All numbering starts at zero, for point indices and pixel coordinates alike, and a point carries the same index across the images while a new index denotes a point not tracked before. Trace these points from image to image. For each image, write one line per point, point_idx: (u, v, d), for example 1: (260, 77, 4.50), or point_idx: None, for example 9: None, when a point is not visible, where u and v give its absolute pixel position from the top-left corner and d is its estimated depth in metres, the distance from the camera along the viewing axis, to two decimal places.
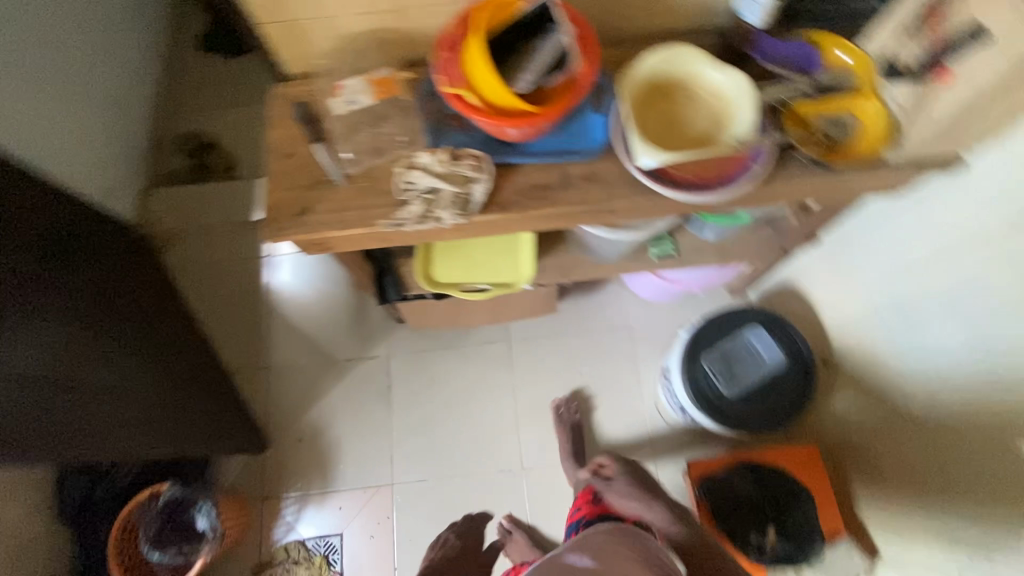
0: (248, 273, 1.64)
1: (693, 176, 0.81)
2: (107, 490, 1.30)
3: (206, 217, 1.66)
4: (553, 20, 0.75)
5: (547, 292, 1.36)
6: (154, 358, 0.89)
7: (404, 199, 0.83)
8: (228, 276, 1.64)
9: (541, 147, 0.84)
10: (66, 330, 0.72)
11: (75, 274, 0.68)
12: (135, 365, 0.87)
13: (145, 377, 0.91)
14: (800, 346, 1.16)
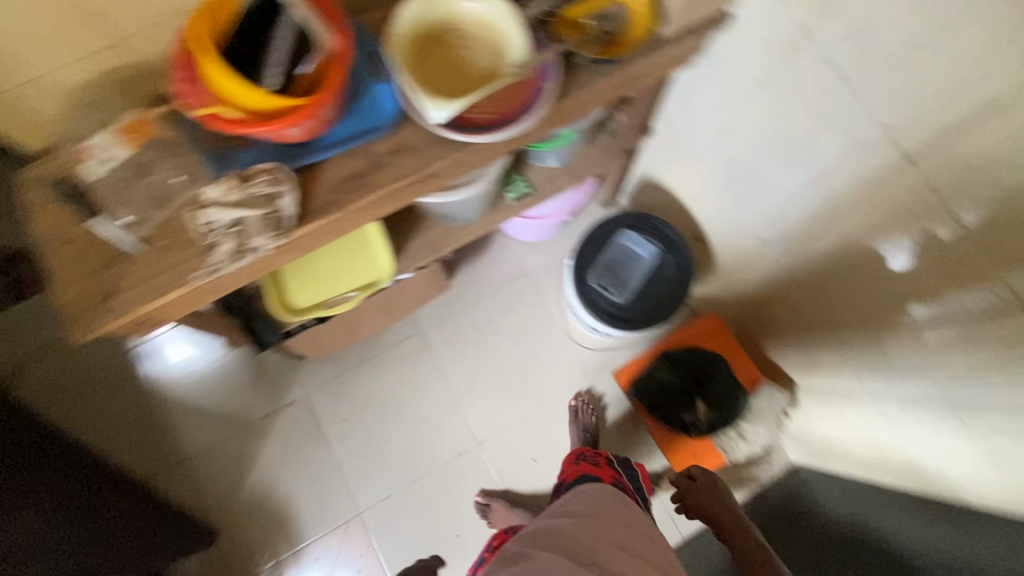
0: (121, 372, 1.49)
1: (491, 115, 0.80)
2: None
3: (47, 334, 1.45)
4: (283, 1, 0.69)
5: (430, 272, 1.33)
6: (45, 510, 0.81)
7: (211, 242, 0.76)
8: (100, 384, 1.48)
9: (336, 135, 0.79)
10: None
11: None
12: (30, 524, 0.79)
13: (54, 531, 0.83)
14: (669, 232, 1.21)
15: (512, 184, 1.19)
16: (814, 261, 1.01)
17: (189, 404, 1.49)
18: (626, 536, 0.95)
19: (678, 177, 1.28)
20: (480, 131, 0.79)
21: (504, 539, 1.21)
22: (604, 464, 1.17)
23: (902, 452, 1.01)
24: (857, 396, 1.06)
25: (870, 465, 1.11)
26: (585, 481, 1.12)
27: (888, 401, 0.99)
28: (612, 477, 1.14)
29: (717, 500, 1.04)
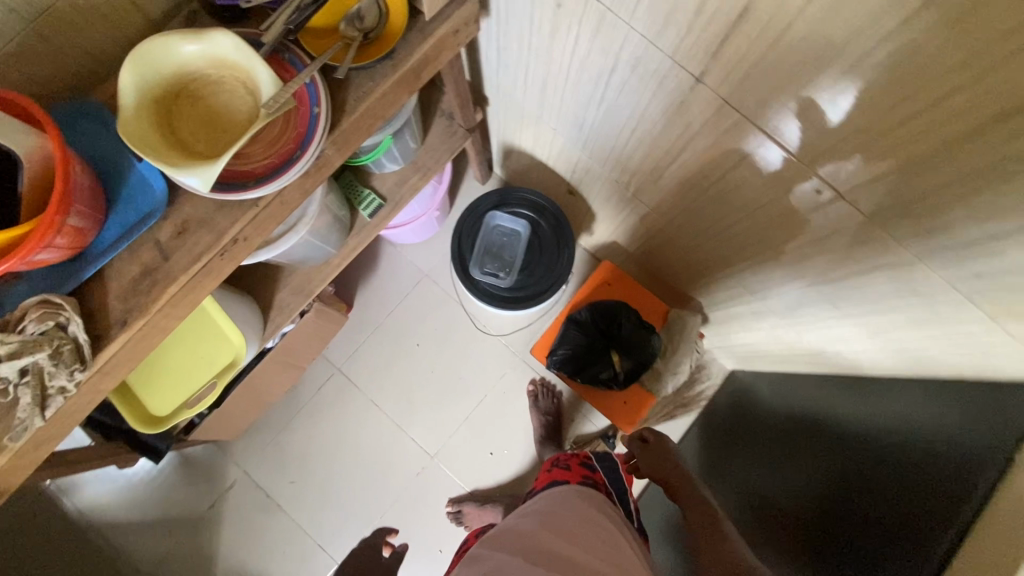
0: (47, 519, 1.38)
1: (265, 164, 0.73)
2: None
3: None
4: None
5: (319, 313, 1.25)
6: None
7: (8, 399, 0.67)
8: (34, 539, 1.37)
9: (109, 236, 0.71)
10: None
11: None
12: None
13: None
14: (536, 199, 1.17)
15: (361, 199, 1.11)
16: (670, 192, 1.00)
17: (125, 524, 1.40)
18: (579, 525, 0.92)
19: (529, 137, 1.22)
20: (258, 183, 0.72)
21: (474, 541, 1.19)
22: (574, 465, 1.10)
23: (806, 344, 1.03)
24: (755, 303, 1.08)
25: (801, 358, 1.09)
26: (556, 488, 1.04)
27: (775, 302, 1.01)
28: (583, 476, 1.07)
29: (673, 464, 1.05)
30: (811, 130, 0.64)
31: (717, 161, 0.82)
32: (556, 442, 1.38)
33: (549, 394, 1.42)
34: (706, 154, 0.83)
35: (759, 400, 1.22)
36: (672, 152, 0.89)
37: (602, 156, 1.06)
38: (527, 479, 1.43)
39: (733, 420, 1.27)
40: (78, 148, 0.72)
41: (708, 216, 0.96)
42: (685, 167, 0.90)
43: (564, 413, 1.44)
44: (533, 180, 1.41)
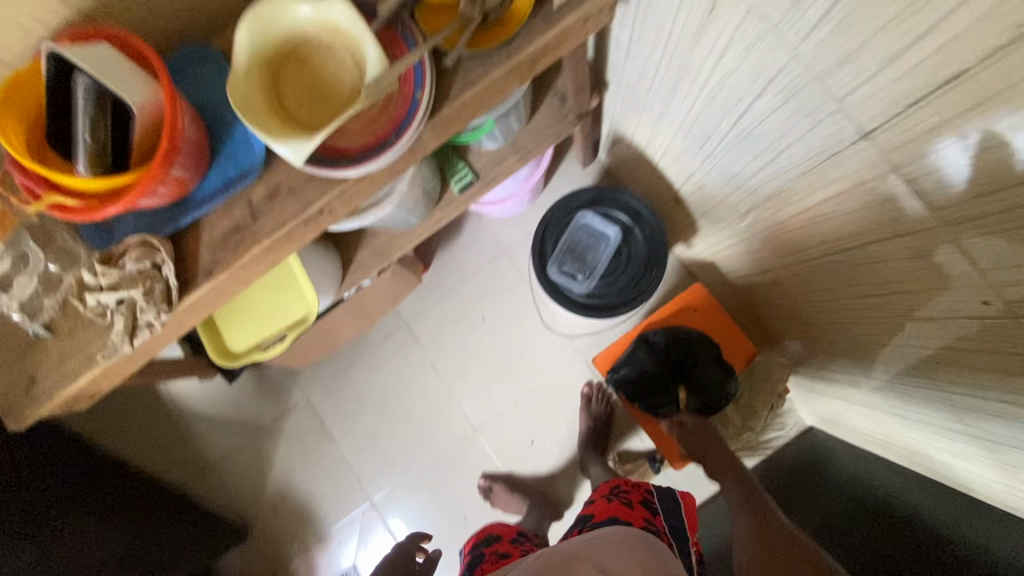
0: (154, 402, 1.60)
1: (359, 143, 0.71)
2: None
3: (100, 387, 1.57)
4: (73, 64, 0.60)
5: (395, 272, 1.26)
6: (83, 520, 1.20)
7: (108, 320, 0.73)
8: (141, 416, 1.59)
9: (208, 186, 0.73)
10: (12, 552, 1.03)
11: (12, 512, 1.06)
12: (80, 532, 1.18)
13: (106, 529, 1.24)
14: (635, 206, 1.10)
15: (455, 171, 1.07)
16: (789, 236, 0.86)
17: (208, 418, 1.58)
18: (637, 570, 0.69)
19: (645, 134, 1.11)
20: (349, 163, 0.70)
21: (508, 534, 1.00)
22: (637, 505, 0.91)
23: (907, 439, 0.89)
24: (856, 375, 0.94)
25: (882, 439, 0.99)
26: (612, 525, 0.84)
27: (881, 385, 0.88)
28: (645, 522, 0.87)
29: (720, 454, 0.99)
30: (990, 232, 0.50)
31: (859, 224, 0.68)
32: (602, 452, 1.33)
33: (605, 400, 1.35)
34: (847, 213, 0.69)
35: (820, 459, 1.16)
36: (803, 197, 0.76)
37: (719, 176, 0.94)
38: (562, 477, 1.41)
39: (790, 474, 1.19)
40: (193, 95, 0.73)
41: (831, 275, 0.82)
42: (814, 219, 0.77)
43: (614, 422, 1.39)
44: (639, 177, 1.30)
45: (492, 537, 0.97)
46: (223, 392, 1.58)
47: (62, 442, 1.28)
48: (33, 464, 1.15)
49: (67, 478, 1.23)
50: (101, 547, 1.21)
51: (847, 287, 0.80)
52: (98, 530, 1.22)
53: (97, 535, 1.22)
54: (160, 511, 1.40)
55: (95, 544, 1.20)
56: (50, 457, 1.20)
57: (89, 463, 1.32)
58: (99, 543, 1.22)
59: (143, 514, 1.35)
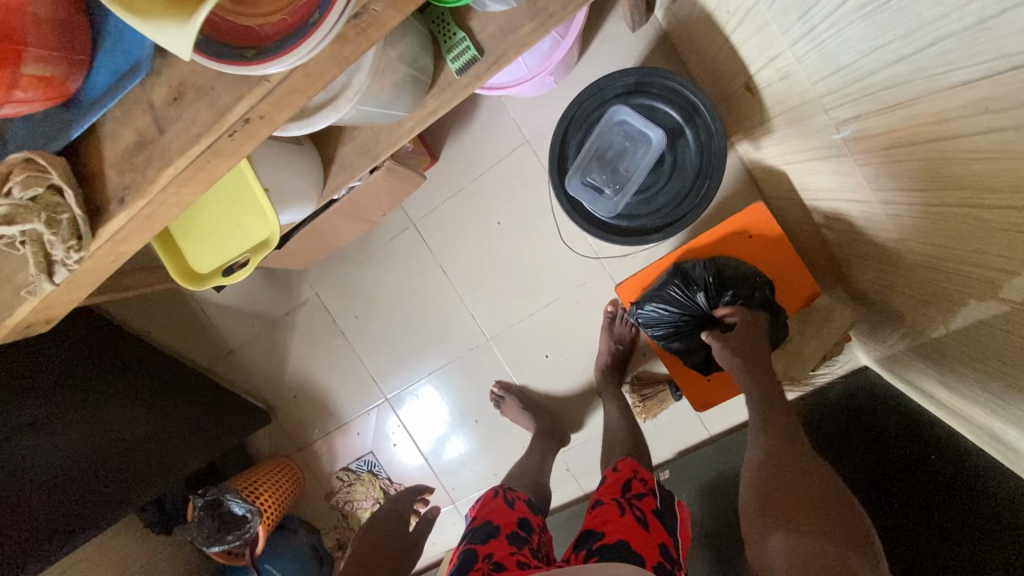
0: (177, 296, 1.61)
1: (277, 25, 0.49)
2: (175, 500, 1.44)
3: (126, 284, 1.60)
4: None
5: (391, 168, 1.07)
6: (98, 401, 1.23)
7: (20, 251, 0.62)
8: (166, 310, 1.62)
9: (98, 84, 0.56)
10: (23, 437, 1.07)
11: (19, 401, 1.10)
12: (100, 412, 1.22)
13: (130, 406, 1.29)
14: (690, 95, 0.83)
15: (452, 45, 0.82)
16: (901, 164, 0.61)
17: (227, 309, 1.58)
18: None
19: None
20: (266, 56, 0.49)
21: (506, 521, 0.82)
22: (653, 526, 0.74)
23: (988, 422, 0.74)
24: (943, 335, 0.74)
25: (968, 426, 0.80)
26: (626, 553, 0.68)
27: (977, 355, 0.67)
28: (660, 549, 0.72)
29: (761, 364, 0.90)
30: None
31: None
32: (618, 377, 1.23)
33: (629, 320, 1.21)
34: (1015, 155, 0.43)
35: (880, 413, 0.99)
36: (941, 115, 0.50)
37: (814, 64, 0.65)
38: (576, 393, 1.34)
39: (827, 418, 1.08)
40: None
41: (955, 228, 0.58)
42: (946, 151, 0.53)
43: (638, 342, 1.26)
44: (702, 50, 0.98)
45: (486, 534, 0.79)
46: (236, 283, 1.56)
47: (78, 338, 1.30)
48: (38, 363, 1.17)
49: (82, 370, 1.25)
50: (123, 424, 1.25)
51: (974, 246, 0.57)
52: (118, 411, 1.25)
53: (119, 414, 1.25)
54: (177, 392, 1.42)
55: (121, 424, 1.24)
56: (59, 357, 1.22)
57: (111, 356, 1.34)
58: (124, 422, 1.25)
59: (168, 399, 1.38)
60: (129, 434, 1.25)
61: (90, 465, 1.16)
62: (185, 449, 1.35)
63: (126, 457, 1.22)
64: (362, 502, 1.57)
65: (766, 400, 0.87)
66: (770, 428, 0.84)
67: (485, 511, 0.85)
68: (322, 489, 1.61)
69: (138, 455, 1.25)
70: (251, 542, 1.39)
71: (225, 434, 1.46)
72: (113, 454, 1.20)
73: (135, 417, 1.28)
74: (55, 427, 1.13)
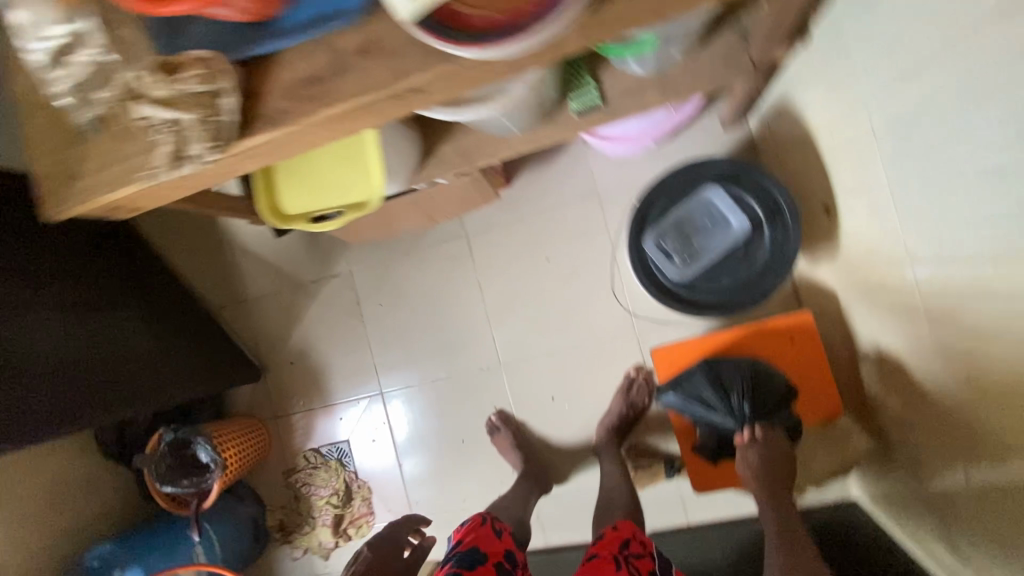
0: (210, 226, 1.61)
1: (490, 19, 0.52)
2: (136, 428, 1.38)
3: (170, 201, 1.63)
4: None
5: (474, 178, 1.12)
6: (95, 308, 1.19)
7: (153, 139, 0.64)
8: (196, 239, 1.62)
9: (297, 18, 0.60)
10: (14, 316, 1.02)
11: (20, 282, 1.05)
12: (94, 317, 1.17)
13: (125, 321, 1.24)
14: (779, 200, 0.89)
15: (580, 89, 0.89)
16: (969, 316, 0.66)
17: (253, 258, 1.58)
18: None
19: (827, 112, 0.86)
20: (464, 42, 0.52)
21: (493, 553, 0.83)
22: None
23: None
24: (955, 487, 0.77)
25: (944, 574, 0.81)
26: None
27: (984, 511, 0.71)
28: None
29: (782, 482, 0.92)
30: None
31: None
32: (618, 439, 1.24)
33: (646, 390, 1.25)
34: None
35: (865, 545, 1.00)
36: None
37: (907, 208, 0.72)
38: (569, 443, 1.35)
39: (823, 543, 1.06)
40: None
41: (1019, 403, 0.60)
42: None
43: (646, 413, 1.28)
44: (789, 164, 1.06)
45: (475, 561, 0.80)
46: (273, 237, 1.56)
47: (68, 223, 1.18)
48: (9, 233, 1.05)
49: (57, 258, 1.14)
50: (111, 337, 1.19)
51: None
52: (111, 322, 1.21)
53: (112, 325, 1.21)
54: (176, 321, 1.39)
55: (71, 335, 1.12)
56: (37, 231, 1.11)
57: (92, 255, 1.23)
58: (114, 334, 1.21)
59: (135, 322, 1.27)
60: (114, 347, 1.20)
61: (65, 368, 1.09)
62: (161, 380, 1.29)
63: (102, 371, 1.17)
64: (320, 489, 1.53)
65: (786, 514, 0.88)
66: (788, 540, 0.85)
67: (473, 536, 0.85)
68: (283, 463, 1.56)
69: (115, 372, 1.19)
70: (199, 495, 1.33)
71: (207, 373, 1.42)
72: (91, 362, 1.14)
73: (125, 333, 1.23)
74: (1, 314, 1.00)
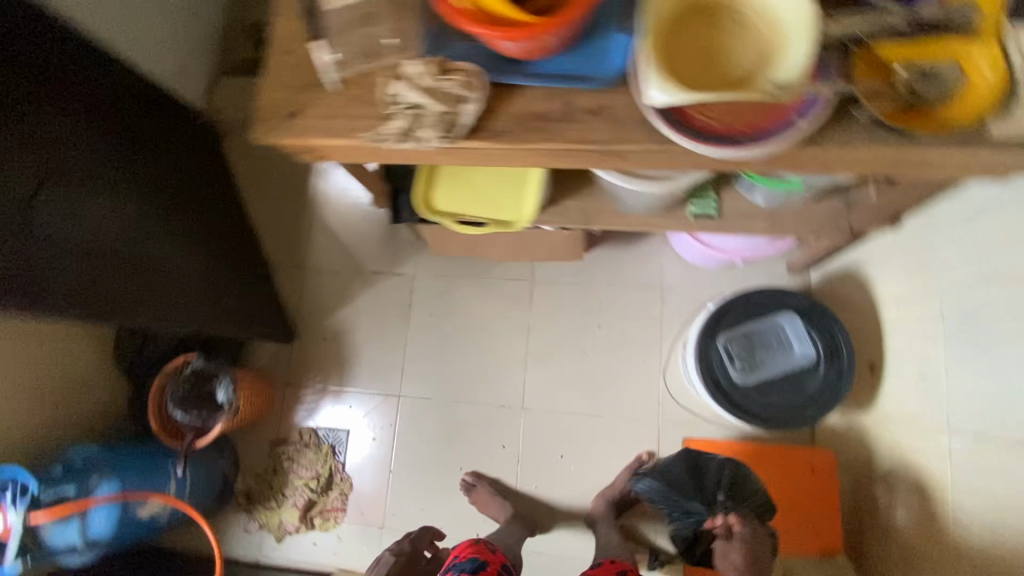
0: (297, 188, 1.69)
1: (711, 126, 0.66)
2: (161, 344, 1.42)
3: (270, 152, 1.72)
4: None
5: (573, 236, 1.25)
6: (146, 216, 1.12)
7: (389, 113, 0.76)
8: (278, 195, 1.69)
9: (550, 67, 0.73)
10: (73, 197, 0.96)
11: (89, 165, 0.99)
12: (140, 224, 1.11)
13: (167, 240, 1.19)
14: (842, 349, 1.02)
15: (702, 198, 1.02)
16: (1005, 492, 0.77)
17: (327, 232, 1.65)
18: None
19: (903, 288, 1.02)
20: (689, 135, 0.66)
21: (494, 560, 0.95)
22: None
23: None
24: None
25: None
26: None
27: None
28: None
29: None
30: None
31: None
32: (615, 513, 1.30)
33: None
34: None
35: None
36: None
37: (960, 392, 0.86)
38: (561, 503, 1.39)
39: None
40: None
41: None
42: None
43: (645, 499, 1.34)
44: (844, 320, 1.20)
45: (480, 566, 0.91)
46: (353, 219, 1.64)
47: (140, 105, 1.13)
48: (89, 93, 0.98)
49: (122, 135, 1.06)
50: (149, 248, 1.13)
51: None
52: (156, 236, 1.15)
53: (155, 239, 1.15)
54: (217, 259, 1.34)
55: (110, 226, 1.04)
56: (113, 104, 1.04)
57: (141, 144, 1.12)
58: (153, 247, 1.14)
59: (151, 230, 1.14)
60: (147, 259, 1.13)
61: (95, 262, 1.02)
62: (187, 308, 1.23)
63: (130, 279, 1.10)
64: (302, 469, 1.51)
65: None
66: None
67: (474, 549, 0.96)
68: (276, 431, 1.56)
69: (143, 285, 1.13)
70: (198, 430, 1.36)
71: (237, 317, 1.37)
72: (122, 268, 1.07)
73: (163, 249, 1.17)
74: (62, 189, 0.93)
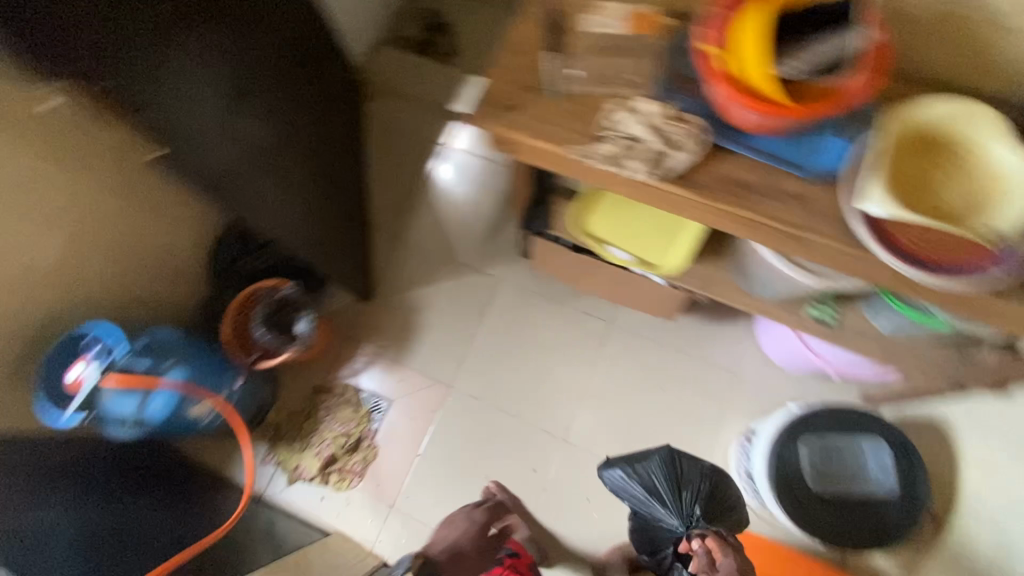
0: (416, 161, 1.76)
1: (907, 246, 0.73)
2: (248, 265, 1.42)
3: (400, 119, 1.79)
4: (840, 26, 0.72)
5: (678, 297, 1.29)
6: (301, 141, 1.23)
7: (603, 137, 0.83)
8: (396, 163, 1.76)
9: (766, 145, 0.79)
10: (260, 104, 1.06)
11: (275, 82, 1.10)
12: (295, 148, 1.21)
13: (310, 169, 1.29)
14: (915, 488, 1.20)
15: (824, 304, 1.05)
16: None
17: (432, 211, 1.70)
18: None
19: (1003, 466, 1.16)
20: (887, 247, 0.73)
21: None
22: None
23: None
24: None
25: None
26: None
27: None
28: None
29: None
30: None
31: None
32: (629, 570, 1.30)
33: None
34: None
35: None
36: None
37: None
38: (575, 543, 1.40)
39: None
40: None
41: None
42: None
43: None
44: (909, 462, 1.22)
45: None
46: (461, 206, 1.70)
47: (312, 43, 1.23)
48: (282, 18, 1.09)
49: (302, 68, 1.20)
50: (298, 172, 1.24)
51: None
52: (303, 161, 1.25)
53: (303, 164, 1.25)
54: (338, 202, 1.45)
55: (277, 142, 1.14)
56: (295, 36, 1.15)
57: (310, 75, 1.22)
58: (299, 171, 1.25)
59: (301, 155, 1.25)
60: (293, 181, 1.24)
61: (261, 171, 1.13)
62: (311, 235, 1.34)
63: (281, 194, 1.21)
64: (335, 423, 1.53)
65: None
66: None
67: None
68: (321, 378, 1.58)
69: (287, 202, 1.24)
70: (266, 352, 1.40)
71: (342, 258, 1.47)
72: (276, 182, 1.19)
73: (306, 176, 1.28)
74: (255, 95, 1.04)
